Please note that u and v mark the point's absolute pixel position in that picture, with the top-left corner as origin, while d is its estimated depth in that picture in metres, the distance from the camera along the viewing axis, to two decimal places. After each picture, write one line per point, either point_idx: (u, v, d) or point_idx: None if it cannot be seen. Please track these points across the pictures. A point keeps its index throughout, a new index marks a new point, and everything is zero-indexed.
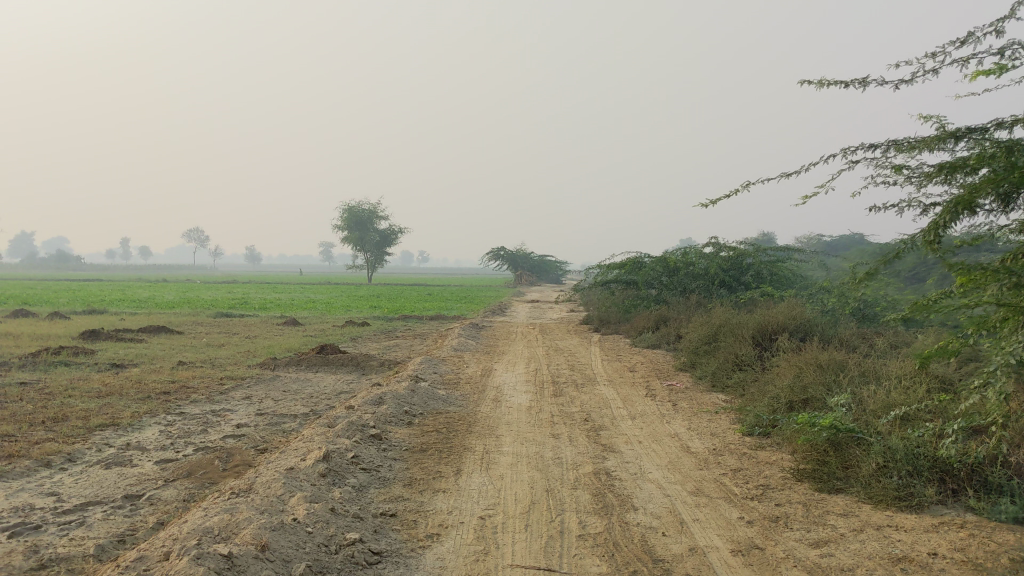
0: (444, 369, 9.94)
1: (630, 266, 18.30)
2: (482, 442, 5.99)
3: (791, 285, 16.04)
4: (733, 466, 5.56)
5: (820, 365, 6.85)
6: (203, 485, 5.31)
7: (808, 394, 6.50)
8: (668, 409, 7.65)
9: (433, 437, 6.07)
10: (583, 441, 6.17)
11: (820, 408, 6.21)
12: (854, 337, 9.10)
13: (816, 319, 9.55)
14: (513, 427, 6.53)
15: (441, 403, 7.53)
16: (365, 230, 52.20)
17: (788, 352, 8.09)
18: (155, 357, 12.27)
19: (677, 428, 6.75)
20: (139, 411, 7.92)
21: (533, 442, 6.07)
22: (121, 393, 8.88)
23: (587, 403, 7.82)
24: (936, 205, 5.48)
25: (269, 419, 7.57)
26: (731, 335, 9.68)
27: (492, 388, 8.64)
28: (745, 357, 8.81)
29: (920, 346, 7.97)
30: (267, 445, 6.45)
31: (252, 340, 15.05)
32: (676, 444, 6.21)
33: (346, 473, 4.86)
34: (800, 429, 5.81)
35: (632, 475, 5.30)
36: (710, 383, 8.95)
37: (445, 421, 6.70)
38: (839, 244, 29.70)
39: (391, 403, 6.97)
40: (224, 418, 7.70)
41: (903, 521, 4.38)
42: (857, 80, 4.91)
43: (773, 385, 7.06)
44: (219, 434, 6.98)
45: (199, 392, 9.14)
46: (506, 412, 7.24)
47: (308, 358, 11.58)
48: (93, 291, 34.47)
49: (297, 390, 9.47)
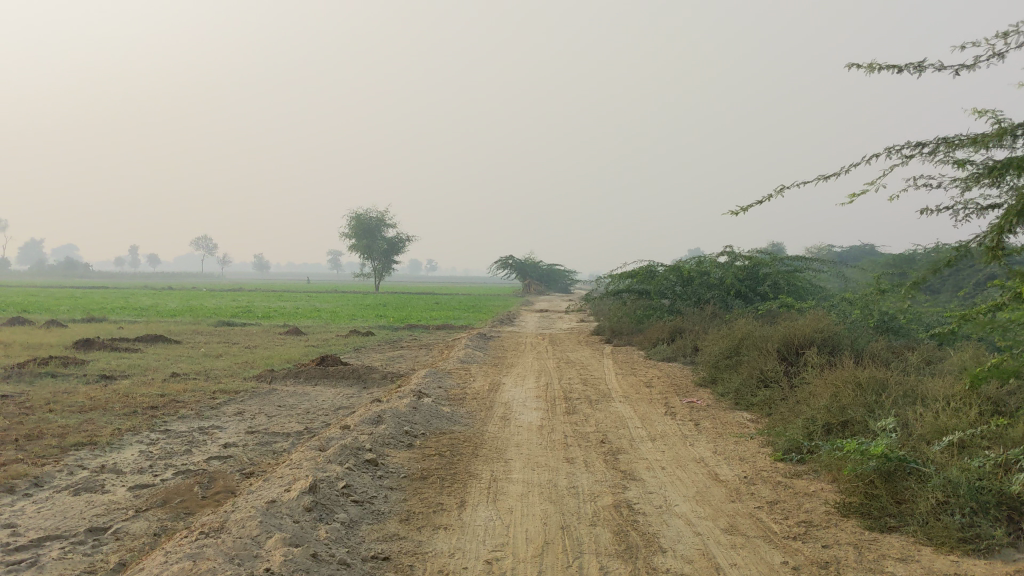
0: (450, 383, 9.37)
1: (642, 274, 17.77)
2: (489, 467, 5.43)
3: (809, 296, 15.44)
4: (769, 498, 4.98)
5: (857, 383, 6.26)
6: (177, 517, 4.76)
7: (847, 417, 5.88)
8: (691, 429, 7.07)
9: (436, 462, 5.50)
10: (600, 467, 5.60)
11: (863, 434, 5.60)
12: (886, 350, 8.52)
13: (844, 331, 8.95)
14: (524, 451, 5.96)
15: (444, 423, 6.96)
16: (371, 238, 51.57)
17: (817, 368, 7.50)
18: (148, 368, 11.73)
19: (702, 452, 6.18)
20: (121, 427, 7.38)
21: (545, 468, 5.51)
22: (105, 408, 8.35)
23: (603, 423, 7.25)
24: (992, 209, 4.91)
25: (260, 439, 7.02)
26: (755, 347, 9.09)
27: (500, 404, 8.08)
28: (771, 372, 8.22)
29: (961, 363, 7.35)
30: (254, 469, 5.91)
31: (251, 350, 14.55)
32: (702, 471, 5.65)
33: (335, 506, 4.31)
34: (843, 457, 5.22)
35: (656, 508, 4.73)
36: (734, 401, 8.37)
37: (449, 443, 6.15)
38: (853, 253, 29.10)
39: (390, 423, 6.40)
40: (211, 436, 7.17)
41: (973, 569, 3.79)
42: (912, 64, 4.44)
43: (806, 405, 6.45)
44: (203, 455, 6.43)
45: (189, 407, 8.60)
46: (515, 432, 6.68)
47: (307, 370, 11.03)
48: (96, 298, 34.64)
49: (292, 405, 8.91)
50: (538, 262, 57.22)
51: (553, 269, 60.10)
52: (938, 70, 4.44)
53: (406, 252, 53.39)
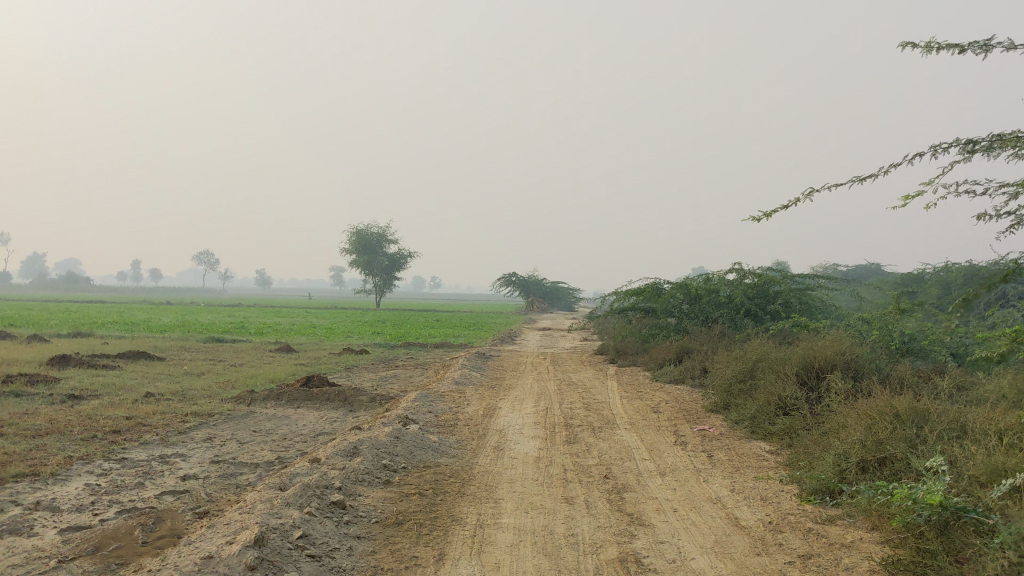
0: (441, 408, 8.64)
1: (647, 292, 17.13)
2: (475, 510, 4.70)
3: (822, 316, 14.75)
4: (800, 551, 4.26)
5: (893, 413, 5.52)
6: (107, 569, 4.06)
7: (885, 454, 5.14)
8: (704, 463, 6.35)
9: (414, 502, 4.79)
10: (602, 509, 4.89)
11: (905, 475, 4.87)
12: (913, 375, 7.81)
13: (865, 353, 8.24)
14: (517, 488, 5.25)
15: (430, 454, 6.23)
16: (371, 254, 50.97)
17: (842, 397, 6.79)
18: (122, 387, 10.99)
19: (719, 491, 5.47)
20: (73, 455, 6.67)
21: (540, 510, 4.78)
22: (64, 431, 7.64)
23: (607, 454, 6.52)
24: None
25: (225, 470, 6.31)
26: (770, 370, 8.38)
27: (494, 431, 7.37)
28: (790, 398, 7.51)
29: (1001, 389, 6.61)
30: (210, 507, 5.19)
31: (237, 368, 13.87)
32: (721, 515, 4.92)
33: (286, 563, 3.60)
34: (888, 502, 4.49)
35: (669, 564, 4.00)
36: (750, 430, 7.67)
37: (433, 478, 5.44)
38: (862, 274, 28.47)
39: (367, 455, 5.69)
40: (171, 466, 6.44)
41: None
42: (978, 43, 3.87)
43: (836, 438, 5.69)
44: (157, 489, 5.71)
45: (155, 432, 7.88)
46: (508, 465, 5.96)
47: (289, 391, 10.31)
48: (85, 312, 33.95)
49: (268, 430, 8.19)
50: (540, 280, 56.62)
51: (556, 286, 59.43)
52: (1007, 50, 3.88)
53: (407, 268, 52.70)
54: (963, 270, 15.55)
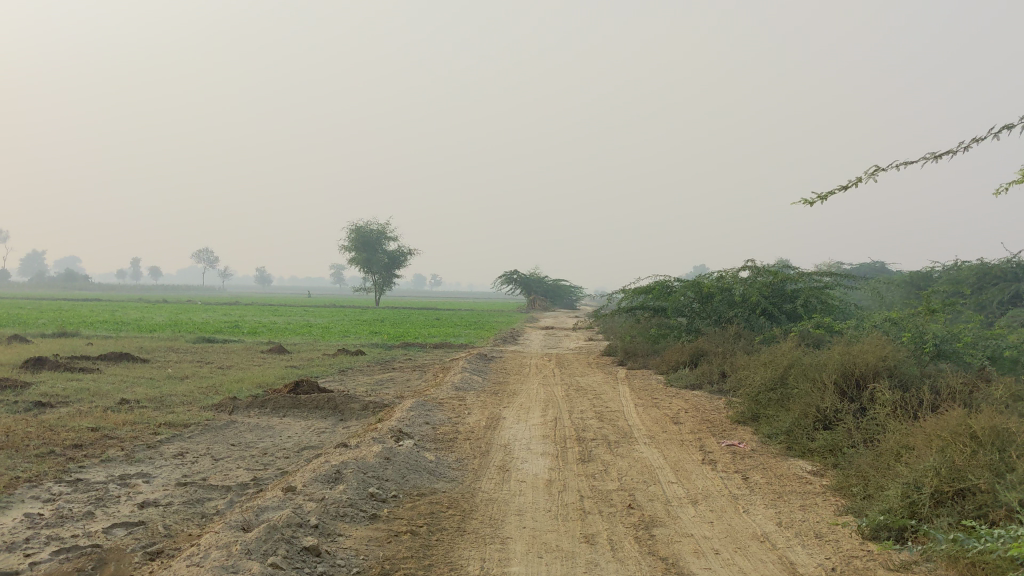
0: (439, 419, 7.81)
1: (657, 291, 16.30)
2: (481, 554, 3.89)
3: (842, 316, 13.92)
4: None
5: (969, 431, 4.69)
6: None
7: (965, 483, 4.32)
8: (740, 487, 5.55)
9: (405, 544, 3.99)
10: (630, 552, 4.08)
11: (995, 513, 4.05)
12: (961, 382, 7.00)
13: (906, 359, 7.43)
14: (529, 523, 4.44)
15: (424, 477, 5.43)
16: (372, 251, 50.11)
17: (892, 412, 5.98)
18: (95, 393, 10.15)
19: (765, 526, 4.66)
20: (22, 475, 5.86)
21: (555, 553, 3.98)
22: (18, 446, 6.82)
23: (628, 476, 5.71)
24: None
25: (191, 494, 5.50)
26: (804, 377, 7.57)
27: (498, 448, 6.56)
28: (830, 410, 6.72)
29: None
30: (165, 546, 4.40)
31: (224, 371, 13.06)
32: (772, 559, 4.11)
33: None
34: (985, 552, 3.67)
35: None
36: (785, 446, 6.87)
37: (430, 509, 4.64)
38: (868, 270, 27.67)
39: (353, 481, 4.89)
40: (131, 489, 5.64)
41: None
42: None
43: (899, 464, 4.87)
44: (107, 520, 4.89)
45: (120, 446, 7.06)
46: (516, 491, 5.14)
47: (276, 398, 9.47)
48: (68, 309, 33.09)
49: (248, 443, 7.40)
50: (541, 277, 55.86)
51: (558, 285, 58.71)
52: None
53: (406, 266, 51.88)
54: (976, 266, 14.78)
